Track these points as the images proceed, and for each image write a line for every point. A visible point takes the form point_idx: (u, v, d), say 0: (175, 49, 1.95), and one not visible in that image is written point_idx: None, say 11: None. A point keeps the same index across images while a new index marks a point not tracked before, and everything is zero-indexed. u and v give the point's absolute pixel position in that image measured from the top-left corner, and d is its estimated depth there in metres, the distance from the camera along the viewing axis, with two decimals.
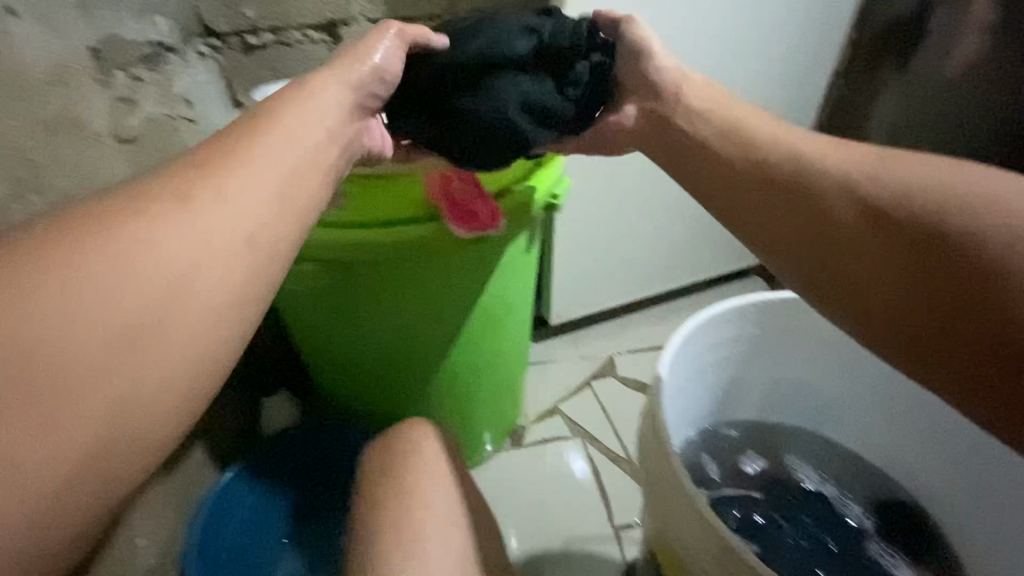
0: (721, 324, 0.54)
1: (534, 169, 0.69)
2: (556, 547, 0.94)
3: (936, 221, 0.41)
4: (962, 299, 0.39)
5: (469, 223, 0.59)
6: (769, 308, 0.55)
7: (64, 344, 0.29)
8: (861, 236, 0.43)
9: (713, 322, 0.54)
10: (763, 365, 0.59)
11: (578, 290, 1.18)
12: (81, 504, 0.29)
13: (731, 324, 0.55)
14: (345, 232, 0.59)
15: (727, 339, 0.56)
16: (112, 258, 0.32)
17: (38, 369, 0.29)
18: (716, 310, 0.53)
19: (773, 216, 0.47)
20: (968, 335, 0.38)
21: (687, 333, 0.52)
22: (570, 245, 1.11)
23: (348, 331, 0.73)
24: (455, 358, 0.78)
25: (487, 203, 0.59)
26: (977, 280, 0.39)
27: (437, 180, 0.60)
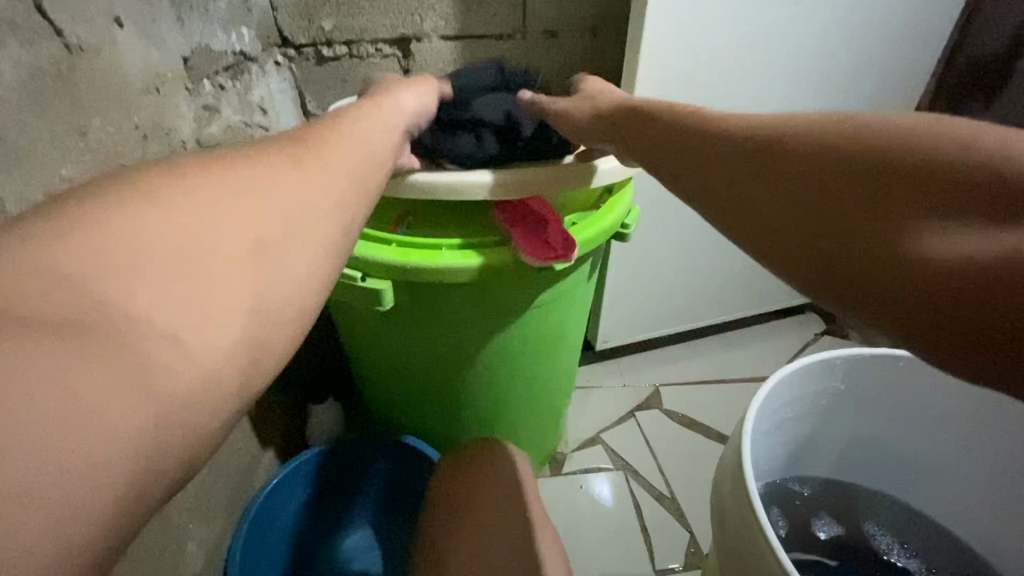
0: (805, 377, 0.51)
1: (605, 197, 0.67)
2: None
3: (831, 126, 0.34)
4: (887, 214, 0.28)
5: (543, 253, 0.56)
6: (857, 364, 0.52)
7: (142, 270, 0.26)
8: (745, 176, 0.36)
9: (797, 376, 0.50)
10: (846, 423, 0.56)
11: (627, 317, 1.15)
12: (123, 458, 0.22)
13: (815, 378, 0.51)
14: (416, 251, 0.58)
15: (810, 394, 0.52)
16: (197, 197, 0.30)
17: (108, 294, 0.24)
18: (800, 362, 0.50)
19: (700, 168, 0.40)
20: (882, 254, 0.28)
21: (770, 385, 0.49)
22: (623, 271, 1.08)
23: (401, 351, 0.71)
24: (506, 384, 0.75)
25: (561, 233, 0.57)
26: (907, 177, 0.29)
27: (511, 206, 0.59)
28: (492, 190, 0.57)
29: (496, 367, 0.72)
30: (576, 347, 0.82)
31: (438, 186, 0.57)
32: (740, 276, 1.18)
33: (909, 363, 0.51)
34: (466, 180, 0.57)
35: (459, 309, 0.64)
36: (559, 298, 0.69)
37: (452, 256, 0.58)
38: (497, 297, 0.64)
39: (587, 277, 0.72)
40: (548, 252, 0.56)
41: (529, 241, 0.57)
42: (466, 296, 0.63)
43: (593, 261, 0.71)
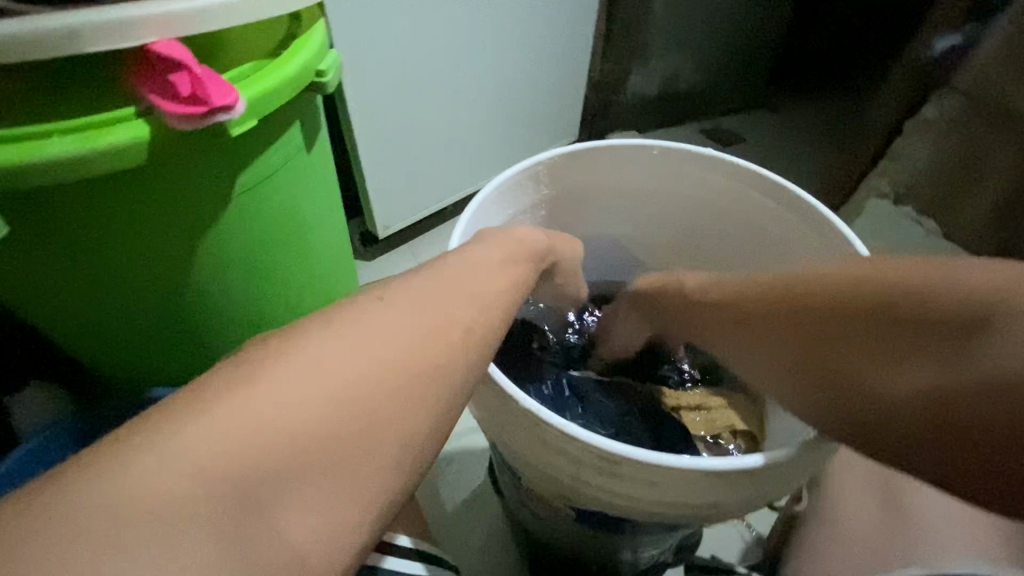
0: (516, 193, 0.56)
1: (289, 41, 0.57)
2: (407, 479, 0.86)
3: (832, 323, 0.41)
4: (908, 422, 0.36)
5: (190, 109, 0.44)
6: (557, 167, 0.57)
7: None
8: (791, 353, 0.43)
9: (507, 190, 0.55)
10: (567, 219, 0.63)
11: (400, 197, 1.10)
12: None
13: (525, 189, 0.56)
14: (11, 144, 0.43)
15: (526, 207, 0.58)
16: None
17: None
18: (507, 175, 0.54)
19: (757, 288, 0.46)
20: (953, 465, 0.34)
21: (484, 205, 0.53)
22: (379, 145, 1.00)
23: (86, 284, 0.54)
24: (252, 293, 0.62)
25: (215, 80, 0.45)
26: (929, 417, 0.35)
27: (138, 59, 0.44)
28: (94, 37, 0.41)
29: (228, 275, 0.59)
30: (339, 240, 0.72)
31: (15, 44, 0.40)
32: (500, 128, 1.17)
33: (600, 152, 0.57)
34: (46, 26, 0.40)
35: (130, 212, 0.51)
36: (271, 178, 0.58)
37: (73, 141, 0.44)
38: (173, 188, 0.51)
39: (306, 148, 0.62)
40: (201, 107, 0.44)
41: (176, 103, 0.44)
42: (128, 193, 0.50)
43: (305, 125, 0.61)
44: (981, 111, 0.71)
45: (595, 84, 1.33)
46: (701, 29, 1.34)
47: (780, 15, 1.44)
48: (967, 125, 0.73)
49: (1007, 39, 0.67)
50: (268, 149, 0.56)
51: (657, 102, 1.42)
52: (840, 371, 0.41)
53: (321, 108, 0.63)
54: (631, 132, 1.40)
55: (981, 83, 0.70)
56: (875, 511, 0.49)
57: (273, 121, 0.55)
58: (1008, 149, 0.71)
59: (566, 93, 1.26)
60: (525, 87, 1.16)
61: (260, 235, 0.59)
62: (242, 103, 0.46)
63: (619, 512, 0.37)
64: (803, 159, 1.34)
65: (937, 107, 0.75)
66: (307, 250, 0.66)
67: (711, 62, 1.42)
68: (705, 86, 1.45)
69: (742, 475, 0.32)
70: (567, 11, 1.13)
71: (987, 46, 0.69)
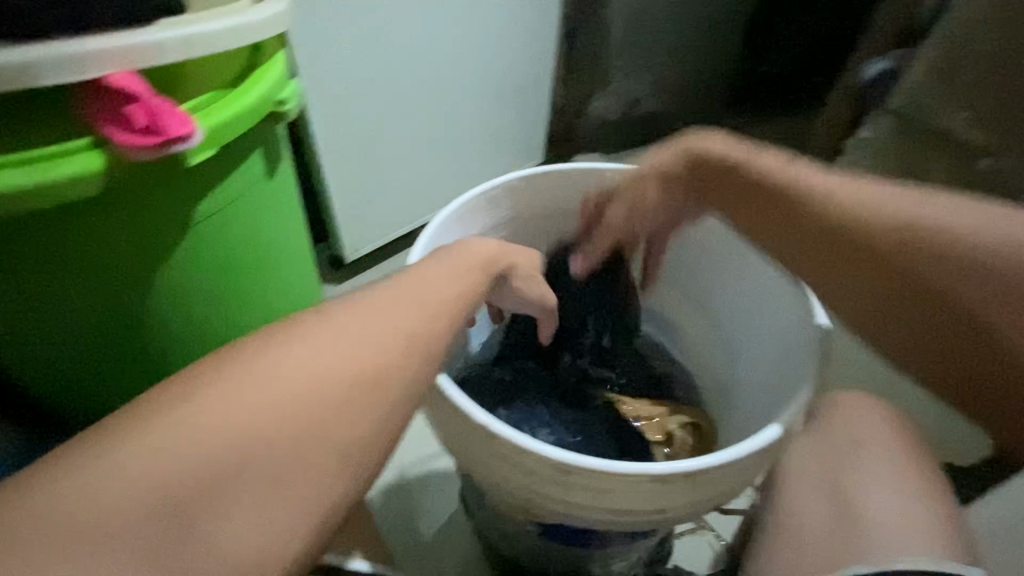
0: (473, 216, 0.58)
1: (248, 71, 0.58)
2: (379, 504, 0.85)
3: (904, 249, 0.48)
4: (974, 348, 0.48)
5: (147, 139, 0.44)
6: (512, 190, 0.59)
7: None
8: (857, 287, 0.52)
9: (464, 214, 0.57)
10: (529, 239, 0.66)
11: (368, 221, 1.11)
12: None
13: (483, 212, 0.59)
14: None
15: (484, 229, 0.60)
16: None
17: None
18: (463, 199, 0.56)
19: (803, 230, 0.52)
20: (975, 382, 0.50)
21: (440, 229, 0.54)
22: (345, 170, 1.01)
23: (40, 317, 0.54)
24: (214, 320, 0.62)
25: (172, 111, 0.46)
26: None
27: (93, 92, 0.45)
28: (47, 70, 0.42)
29: (188, 304, 0.59)
30: (305, 264, 0.73)
31: None
32: (466, 151, 1.20)
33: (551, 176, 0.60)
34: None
35: (86, 243, 0.50)
36: (233, 205, 0.58)
37: (25, 173, 0.44)
38: (131, 217, 0.51)
39: (268, 175, 0.62)
40: (159, 137, 0.44)
41: (132, 133, 0.45)
42: (84, 223, 0.49)
43: (266, 152, 0.61)
44: (915, 130, 0.74)
45: (559, 107, 1.38)
46: (659, 54, 1.40)
47: (733, 41, 1.51)
48: (902, 143, 0.76)
49: (932, 62, 0.71)
50: (229, 177, 0.56)
51: (621, 124, 1.47)
52: (918, 277, 0.48)
53: (283, 135, 0.64)
54: (597, 153, 1.45)
55: (909, 104, 0.73)
56: (827, 511, 0.51)
57: (233, 148, 0.56)
58: (942, 166, 0.74)
59: (531, 116, 1.29)
60: (490, 111, 1.19)
61: (221, 262, 0.59)
62: (199, 132, 0.47)
63: (577, 522, 0.38)
64: None
65: (874, 127, 0.78)
66: (271, 275, 0.66)
67: (671, 86, 1.48)
68: (666, 108, 1.51)
69: (688, 479, 0.33)
70: (528, 38, 1.16)
71: (913, 71, 0.73)
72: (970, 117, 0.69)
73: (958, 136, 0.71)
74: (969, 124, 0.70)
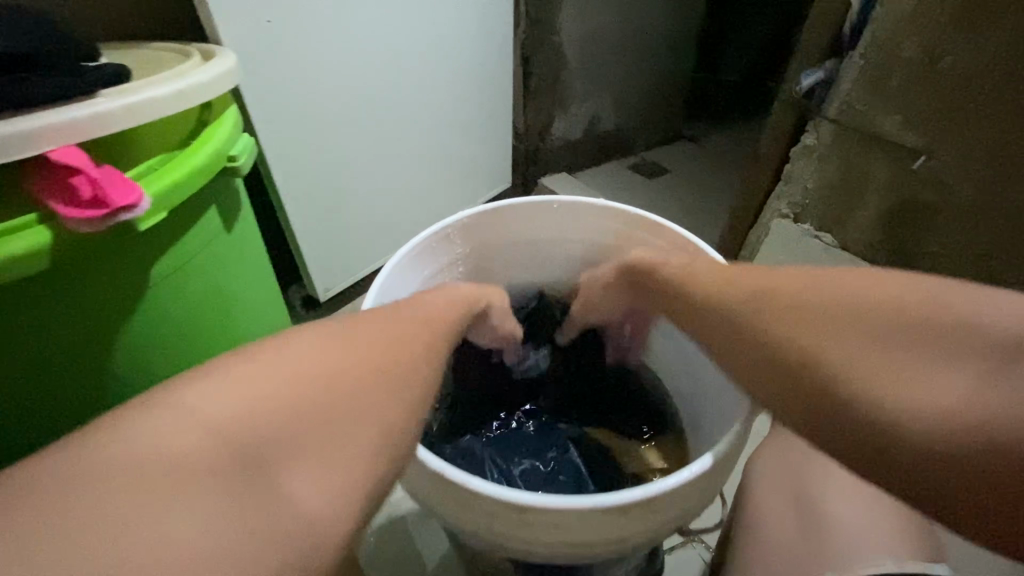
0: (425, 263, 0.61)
1: (199, 130, 0.58)
2: (365, 546, 0.84)
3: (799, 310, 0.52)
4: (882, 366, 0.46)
5: (91, 212, 0.44)
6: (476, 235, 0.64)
7: None
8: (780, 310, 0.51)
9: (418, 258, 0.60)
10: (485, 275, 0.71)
11: (337, 260, 1.11)
12: None
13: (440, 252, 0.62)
14: None
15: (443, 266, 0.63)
16: None
17: None
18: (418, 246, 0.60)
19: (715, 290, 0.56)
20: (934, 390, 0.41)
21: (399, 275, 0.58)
22: (310, 212, 1.02)
23: None
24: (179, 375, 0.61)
25: (116, 180, 0.46)
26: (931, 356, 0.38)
27: (37, 170, 0.45)
28: None
29: (151, 364, 0.59)
30: (269, 312, 0.73)
31: None
32: (430, 182, 1.21)
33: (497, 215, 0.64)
34: None
35: (40, 316, 0.50)
36: (191, 262, 0.59)
37: None
38: (87, 286, 0.51)
39: (226, 229, 0.63)
40: (103, 209, 0.44)
41: (76, 207, 0.45)
42: (37, 298, 0.49)
43: (222, 208, 0.62)
44: (853, 133, 0.78)
45: (521, 132, 1.40)
46: (615, 74, 1.43)
47: (687, 56, 1.57)
48: (843, 147, 0.79)
49: (862, 71, 0.73)
50: (186, 234, 0.57)
51: (584, 143, 1.50)
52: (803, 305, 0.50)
53: (240, 189, 0.65)
54: (562, 174, 1.48)
55: (847, 111, 0.76)
56: (799, 516, 0.52)
57: (188, 208, 0.56)
58: (881, 165, 0.77)
59: (493, 143, 1.32)
60: (450, 142, 1.21)
61: (183, 319, 0.60)
62: (145, 200, 0.47)
63: (545, 558, 0.38)
64: (720, 183, 1.45)
65: (816, 133, 0.82)
66: (235, 326, 0.67)
67: (629, 103, 1.51)
68: (626, 126, 1.55)
69: (643, 506, 0.34)
70: (482, 71, 1.19)
71: (845, 80, 0.75)
72: (901, 119, 0.72)
73: (892, 137, 0.74)
74: (900, 126, 0.73)
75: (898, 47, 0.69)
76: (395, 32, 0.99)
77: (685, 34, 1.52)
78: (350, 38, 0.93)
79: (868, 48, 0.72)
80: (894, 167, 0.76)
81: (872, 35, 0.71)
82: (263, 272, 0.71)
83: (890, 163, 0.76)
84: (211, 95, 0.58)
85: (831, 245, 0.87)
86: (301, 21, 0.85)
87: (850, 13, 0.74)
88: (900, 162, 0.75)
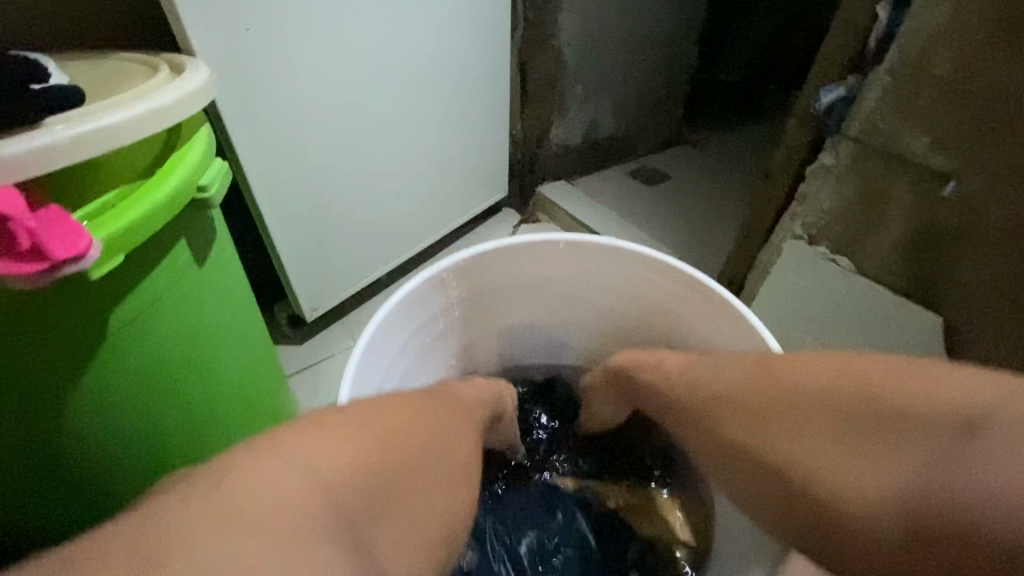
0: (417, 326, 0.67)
1: (163, 157, 0.52)
2: None
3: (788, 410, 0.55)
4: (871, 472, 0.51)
5: (29, 265, 0.38)
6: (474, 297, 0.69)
7: None
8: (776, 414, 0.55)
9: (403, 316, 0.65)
10: (488, 315, 0.76)
11: (325, 277, 1.06)
12: None
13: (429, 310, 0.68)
14: None
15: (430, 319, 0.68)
16: None
17: None
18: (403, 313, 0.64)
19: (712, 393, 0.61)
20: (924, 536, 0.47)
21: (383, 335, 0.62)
22: (294, 229, 0.96)
23: None
24: (147, 418, 0.57)
25: (60, 227, 0.40)
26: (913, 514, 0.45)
27: None
28: None
29: (115, 409, 0.54)
30: (251, 346, 0.68)
31: None
32: (422, 193, 1.16)
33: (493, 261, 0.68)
34: None
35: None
36: (157, 302, 0.53)
37: None
38: (39, 336, 0.47)
39: (199, 263, 0.57)
40: (43, 261, 0.39)
41: (9, 257, 0.38)
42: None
43: (193, 240, 0.56)
44: (875, 153, 0.73)
45: (518, 139, 1.35)
46: (616, 78, 1.37)
47: (690, 57, 1.51)
48: (864, 167, 0.74)
49: (887, 89, 0.68)
50: (150, 273, 0.52)
51: (583, 150, 1.44)
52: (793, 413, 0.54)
53: (215, 218, 0.59)
54: (561, 182, 1.43)
55: (871, 130, 0.71)
56: None
57: (152, 246, 0.51)
58: (905, 188, 0.72)
59: (489, 152, 1.26)
60: (444, 152, 1.15)
61: (149, 363, 0.55)
62: (94, 248, 0.41)
63: None
64: (723, 192, 1.41)
65: (834, 152, 0.77)
66: (211, 364, 0.61)
67: (630, 107, 1.46)
68: (627, 131, 1.50)
69: None
70: (477, 77, 1.13)
71: (869, 97, 0.70)
72: (928, 141, 0.68)
73: (918, 159, 0.69)
74: (928, 148, 0.68)
75: (930, 65, 0.64)
76: (385, 36, 0.92)
77: (689, 35, 1.45)
78: (336, 43, 0.86)
79: (895, 63, 0.66)
80: (919, 191, 0.71)
81: (901, 51, 0.66)
82: (252, 320, 0.67)
83: (915, 187, 0.71)
84: (180, 116, 0.52)
85: (848, 269, 0.82)
86: (282, 28, 0.79)
87: (876, 25, 0.69)
88: (926, 186, 0.70)
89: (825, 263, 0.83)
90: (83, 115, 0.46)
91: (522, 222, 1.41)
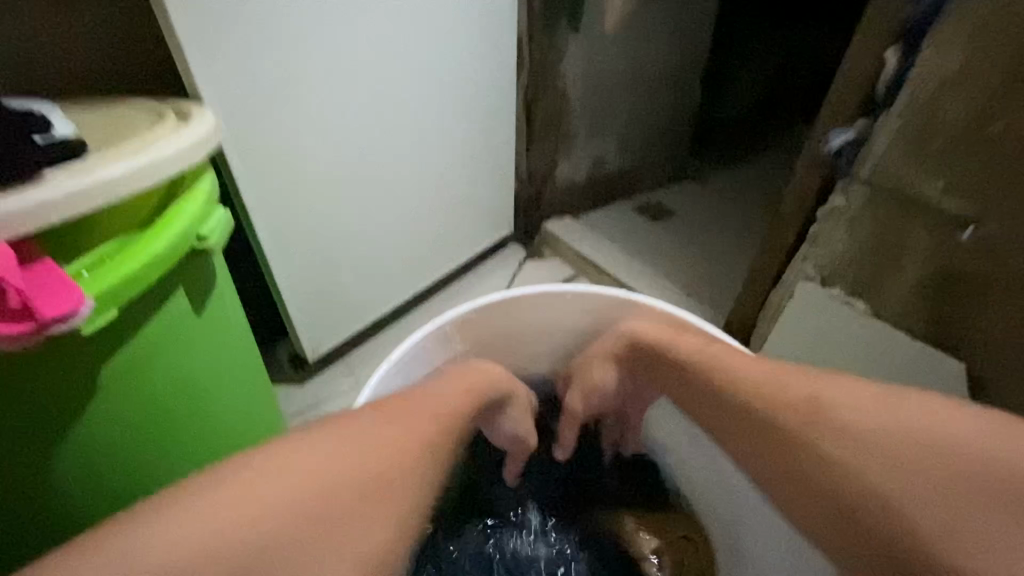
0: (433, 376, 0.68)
1: (165, 207, 0.52)
2: None
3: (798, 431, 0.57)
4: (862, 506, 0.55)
5: (18, 323, 0.37)
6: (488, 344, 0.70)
7: None
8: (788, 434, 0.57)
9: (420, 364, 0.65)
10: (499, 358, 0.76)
11: (328, 317, 1.05)
12: None
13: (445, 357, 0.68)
14: None
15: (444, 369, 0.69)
16: None
17: None
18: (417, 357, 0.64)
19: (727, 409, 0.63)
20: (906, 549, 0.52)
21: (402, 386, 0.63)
22: (298, 270, 0.95)
23: None
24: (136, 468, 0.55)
25: (52, 283, 0.39)
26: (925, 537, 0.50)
27: None
28: None
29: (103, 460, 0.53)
30: (249, 393, 0.66)
31: None
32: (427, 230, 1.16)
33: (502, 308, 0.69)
34: None
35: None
36: (151, 351, 0.52)
37: None
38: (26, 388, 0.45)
39: (198, 311, 0.56)
40: (33, 319, 0.38)
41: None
42: None
43: (193, 288, 0.55)
44: (888, 196, 0.71)
45: (524, 176, 1.34)
46: (620, 115, 1.38)
47: (694, 94, 1.51)
48: (877, 210, 0.73)
49: (898, 133, 0.67)
50: (146, 323, 0.51)
51: (588, 185, 1.44)
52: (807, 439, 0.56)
53: (217, 264, 0.58)
54: (566, 218, 1.43)
55: (883, 173, 0.70)
56: None
57: (149, 297, 0.50)
58: (921, 231, 0.70)
59: (493, 189, 1.26)
60: (448, 190, 1.15)
61: (139, 412, 0.53)
62: (86, 303, 0.40)
63: None
64: (729, 227, 1.41)
65: (845, 195, 0.75)
66: (205, 412, 0.60)
67: (634, 143, 1.46)
68: (633, 167, 1.50)
69: None
70: (482, 117, 1.14)
71: (880, 141, 0.69)
72: (942, 185, 0.66)
73: (933, 203, 0.68)
74: (942, 193, 0.67)
75: (942, 110, 0.63)
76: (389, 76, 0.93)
77: (692, 72, 1.46)
78: (339, 80, 0.87)
79: (906, 108, 0.66)
80: (936, 234, 0.69)
81: (910, 96, 0.65)
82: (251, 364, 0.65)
83: (932, 230, 0.69)
84: (184, 165, 0.51)
85: (864, 312, 0.80)
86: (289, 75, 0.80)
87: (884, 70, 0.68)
88: (943, 230, 0.68)
89: (838, 306, 0.81)
90: (83, 168, 0.45)
91: (528, 257, 1.40)
